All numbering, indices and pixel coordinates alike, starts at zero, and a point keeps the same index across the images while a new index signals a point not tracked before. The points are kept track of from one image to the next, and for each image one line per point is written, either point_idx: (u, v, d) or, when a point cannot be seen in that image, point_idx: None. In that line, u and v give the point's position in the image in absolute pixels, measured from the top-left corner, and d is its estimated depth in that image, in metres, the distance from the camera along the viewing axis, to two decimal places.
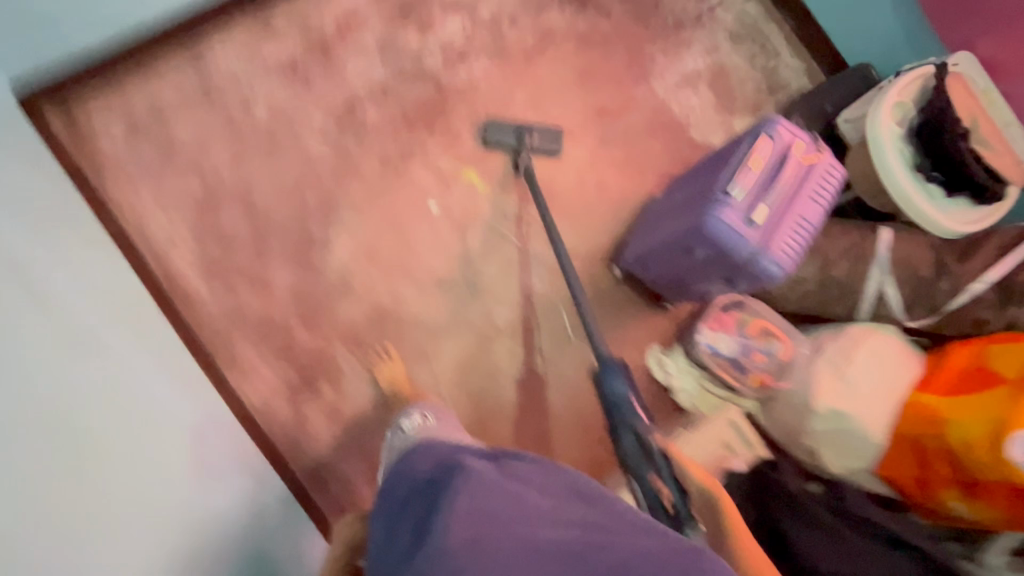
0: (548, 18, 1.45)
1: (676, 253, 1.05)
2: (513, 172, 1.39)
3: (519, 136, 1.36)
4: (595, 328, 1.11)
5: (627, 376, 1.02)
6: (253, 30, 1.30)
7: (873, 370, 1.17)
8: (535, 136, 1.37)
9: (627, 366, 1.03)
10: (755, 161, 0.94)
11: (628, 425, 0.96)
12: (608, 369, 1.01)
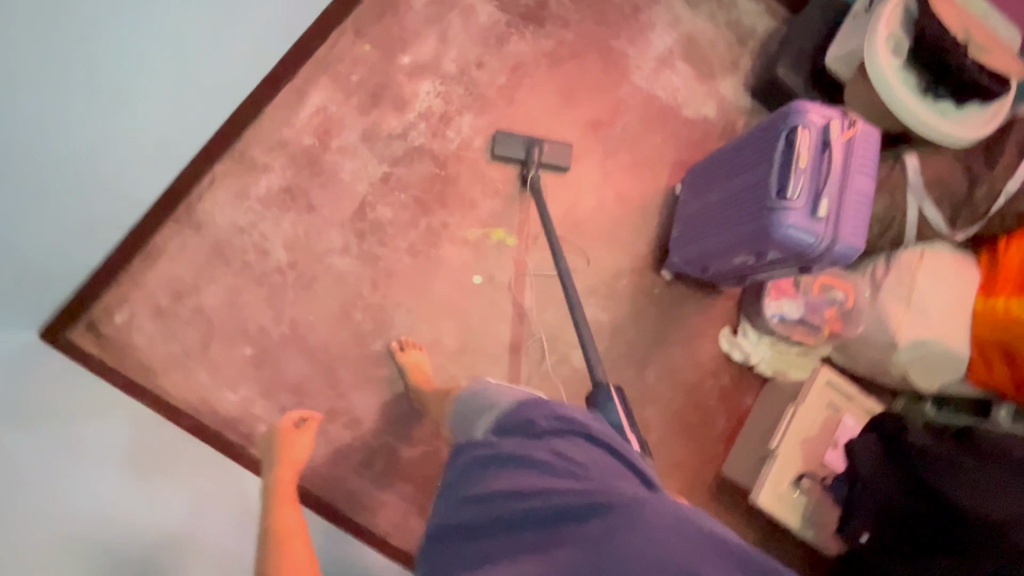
0: (512, 50, 1.41)
1: (741, 255, 1.08)
2: (521, 187, 1.37)
3: (528, 149, 1.34)
4: (591, 351, 1.09)
5: (621, 404, 0.98)
6: (238, 171, 1.24)
7: (936, 290, 1.22)
8: (545, 149, 1.34)
9: (620, 390, 1.00)
10: (801, 157, 0.95)
11: None
12: (602, 398, 0.98)
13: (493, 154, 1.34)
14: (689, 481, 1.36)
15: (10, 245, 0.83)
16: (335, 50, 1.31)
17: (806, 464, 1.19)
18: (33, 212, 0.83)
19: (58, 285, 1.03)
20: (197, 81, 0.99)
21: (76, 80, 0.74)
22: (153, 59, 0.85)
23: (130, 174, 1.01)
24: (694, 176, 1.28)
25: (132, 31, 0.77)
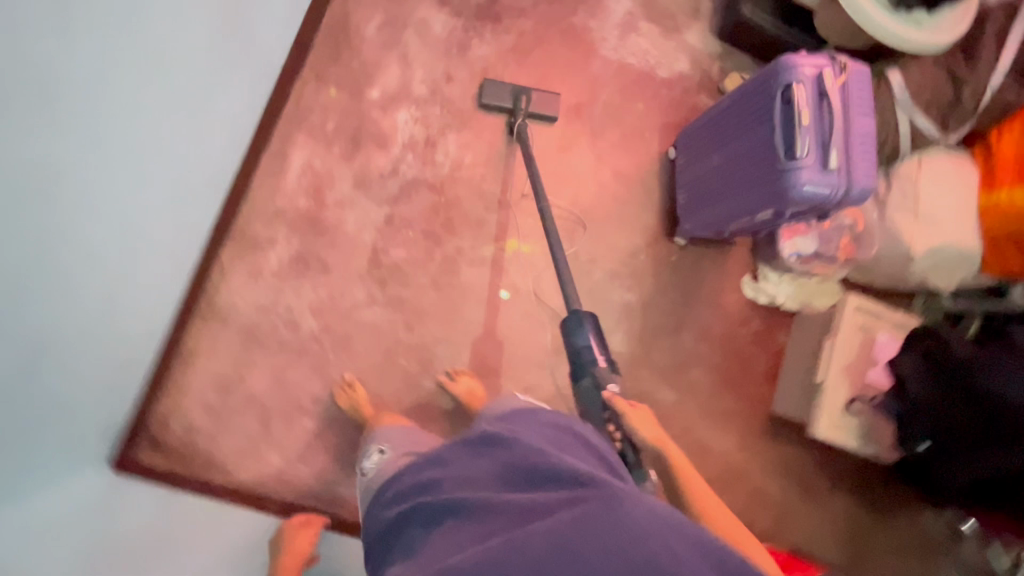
0: (476, 54, 1.37)
1: (753, 215, 1.10)
2: (510, 138, 1.36)
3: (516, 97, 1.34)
4: (564, 269, 1.15)
5: (592, 325, 1.08)
6: (245, 251, 1.22)
7: (940, 197, 1.25)
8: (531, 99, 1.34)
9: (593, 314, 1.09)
10: (803, 116, 0.96)
11: (587, 370, 1.03)
12: (574, 321, 1.07)
13: (483, 100, 1.33)
14: (745, 426, 1.44)
15: (66, 398, 0.84)
16: (302, 103, 1.26)
17: (854, 388, 1.26)
18: (78, 360, 0.84)
19: (112, 419, 1.04)
20: (181, 184, 0.98)
21: (80, 226, 0.75)
22: (139, 180, 0.85)
23: (147, 291, 1.00)
24: (691, 138, 1.29)
25: (110, 164, 0.76)
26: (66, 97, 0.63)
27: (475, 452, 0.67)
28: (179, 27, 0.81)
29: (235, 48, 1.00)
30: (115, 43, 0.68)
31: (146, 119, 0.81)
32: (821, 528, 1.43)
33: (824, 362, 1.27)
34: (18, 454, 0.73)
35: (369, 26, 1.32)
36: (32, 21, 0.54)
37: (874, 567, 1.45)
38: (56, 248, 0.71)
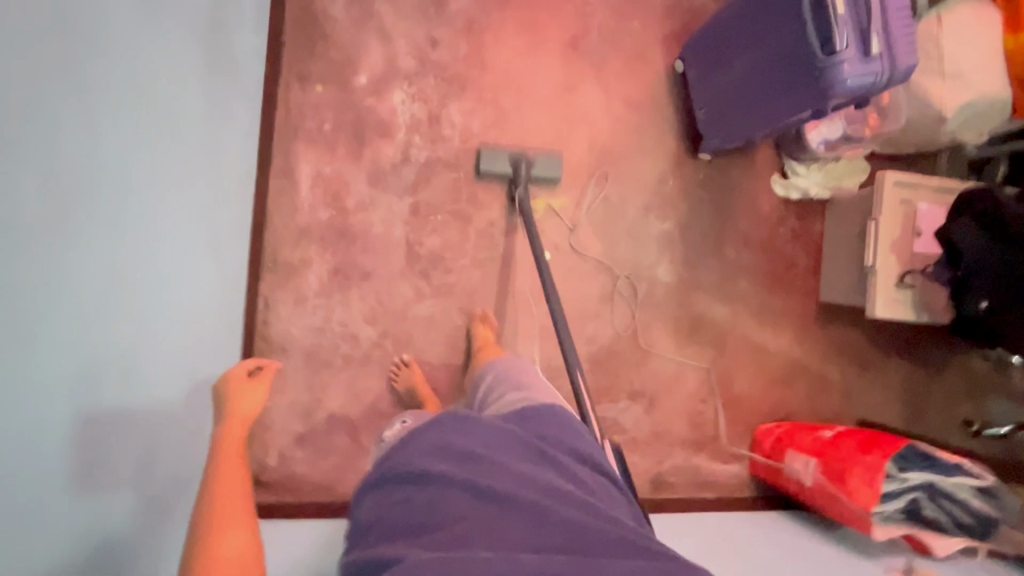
0: (455, 8, 1.26)
1: (788, 114, 1.03)
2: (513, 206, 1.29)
3: (516, 165, 1.25)
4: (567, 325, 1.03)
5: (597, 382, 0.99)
6: (283, 278, 1.19)
7: (965, 49, 1.21)
8: (532, 163, 1.24)
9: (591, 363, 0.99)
10: (836, 5, 0.91)
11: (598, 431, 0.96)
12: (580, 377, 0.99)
13: (479, 169, 1.25)
14: (799, 321, 1.47)
15: (159, 447, 0.82)
16: (292, 111, 1.19)
17: (903, 263, 1.28)
18: (155, 412, 0.82)
19: None
20: (202, 218, 0.93)
21: (125, 268, 0.71)
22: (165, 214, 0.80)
23: (203, 337, 0.98)
24: (703, 53, 1.23)
25: (133, 198, 0.72)
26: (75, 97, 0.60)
27: (486, 434, 0.67)
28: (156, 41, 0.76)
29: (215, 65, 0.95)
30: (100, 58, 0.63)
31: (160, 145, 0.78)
32: (879, 395, 1.53)
33: (871, 245, 1.28)
34: (122, 504, 0.71)
35: (336, 6, 1.21)
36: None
37: (932, 418, 1.55)
38: (106, 293, 0.67)
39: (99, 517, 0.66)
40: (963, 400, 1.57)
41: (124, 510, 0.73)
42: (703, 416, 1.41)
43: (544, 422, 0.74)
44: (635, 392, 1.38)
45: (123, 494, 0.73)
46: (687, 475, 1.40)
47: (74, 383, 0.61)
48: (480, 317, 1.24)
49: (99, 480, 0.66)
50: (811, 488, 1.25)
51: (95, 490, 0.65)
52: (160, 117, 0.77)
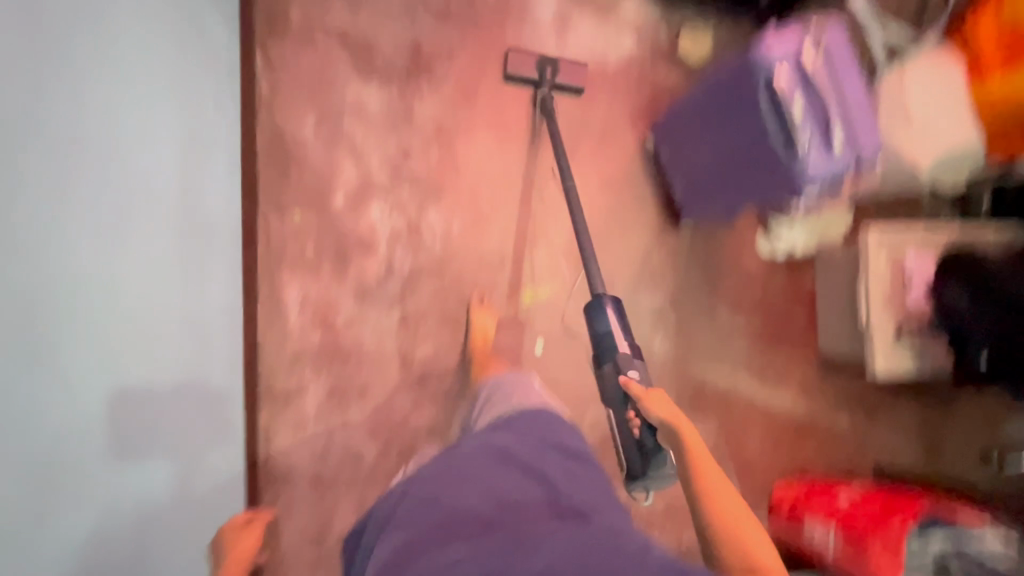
0: (423, 115, 1.29)
1: (757, 197, 1.05)
2: (535, 110, 1.34)
3: (541, 67, 1.31)
4: (593, 267, 1.14)
5: (615, 309, 1.07)
6: (282, 406, 1.20)
7: (930, 100, 1.21)
8: (558, 68, 1.31)
9: (615, 299, 1.07)
10: (794, 108, 0.91)
11: (609, 355, 1.01)
12: (596, 307, 1.07)
13: (507, 73, 1.31)
14: (801, 375, 1.47)
15: None
16: (273, 241, 1.20)
17: (896, 317, 1.27)
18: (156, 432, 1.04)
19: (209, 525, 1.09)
20: (195, 283, 1.08)
21: None
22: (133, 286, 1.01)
23: (211, 389, 1.11)
24: (669, 131, 1.24)
25: None
26: None
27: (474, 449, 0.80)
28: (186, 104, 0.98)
29: (202, 152, 1.09)
30: (46, 173, 0.91)
31: None
32: (890, 435, 1.50)
33: (863, 302, 1.28)
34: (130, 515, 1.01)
35: (306, 131, 1.23)
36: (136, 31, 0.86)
37: (952, 449, 1.51)
38: (36, 362, 0.91)
39: (91, 506, 0.97)
40: (987, 425, 1.51)
41: (130, 500, 1.01)
42: None
43: (534, 429, 0.87)
44: None
45: (151, 485, 1.03)
46: None
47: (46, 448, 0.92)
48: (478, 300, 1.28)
49: (115, 460, 0.99)
50: (835, 559, 1.23)
51: (109, 474, 0.99)
52: None
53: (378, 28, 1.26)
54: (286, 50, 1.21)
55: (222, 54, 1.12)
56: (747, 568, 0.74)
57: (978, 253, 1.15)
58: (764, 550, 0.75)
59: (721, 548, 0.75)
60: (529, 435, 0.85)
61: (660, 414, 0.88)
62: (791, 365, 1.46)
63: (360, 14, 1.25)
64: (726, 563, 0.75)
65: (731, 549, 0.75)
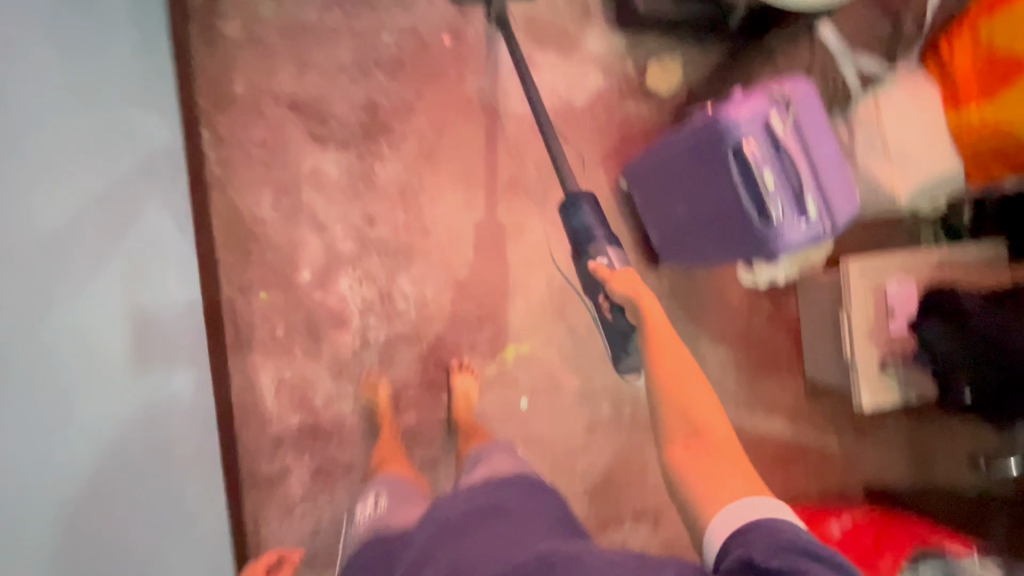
0: (386, 178, 1.23)
1: (734, 258, 1.02)
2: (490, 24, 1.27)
3: None
4: (559, 148, 1.06)
5: (593, 204, 1.01)
6: (267, 492, 1.18)
7: (907, 129, 1.15)
8: None
9: (593, 196, 1.02)
10: (767, 179, 0.88)
11: (589, 252, 0.97)
12: (574, 203, 1.00)
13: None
14: (789, 403, 1.46)
15: (148, 420, 0.91)
16: (241, 326, 1.17)
17: (882, 349, 1.26)
18: (131, 470, 0.85)
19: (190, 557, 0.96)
20: (156, 321, 0.96)
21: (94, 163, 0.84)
22: (88, 231, 0.81)
23: (178, 442, 0.98)
24: (641, 180, 1.19)
25: (101, 128, 0.86)
26: (100, 44, 0.86)
27: (447, 511, 0.78)
28: (148, 96, 0.99)
29: (157, 184, 1.00)
30: (61, 34, 0.77)
31: (140, 141, 0.96)
32: (878, 451, 1.51)
33: (847, 337, 1.27)
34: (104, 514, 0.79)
35: (264, 208, 1.18)
36: (120, 18, 0.93)
37: (938, 458, 1.52)
38: (50, 240, 0.73)
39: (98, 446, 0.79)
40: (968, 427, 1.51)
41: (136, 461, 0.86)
42: None
43: (510, 488, 0.83)
44: (639, 512, 1.37)
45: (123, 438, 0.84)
46: None
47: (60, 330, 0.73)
48: (457, 365, 1.24)
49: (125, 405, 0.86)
50: None
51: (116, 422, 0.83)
52: (139, 122, 0.96)
53: (330, 91, 1.21)
54: (233, 125, 1.17)
55: (156, 126, 1.02)
56: (690, 429, 0.69)
57: (962, 295, 1.12)
58: (709, 413, 0.70)
59: (663, 413, 0.71)
60: (500, 494, 0.81)
61: (626, 293, 0.87)
62: (778, 393, 1.46)
63: (309, 78, 1.20)
64: (665, 420, 0.71)
65: (672, 412, 0.70)
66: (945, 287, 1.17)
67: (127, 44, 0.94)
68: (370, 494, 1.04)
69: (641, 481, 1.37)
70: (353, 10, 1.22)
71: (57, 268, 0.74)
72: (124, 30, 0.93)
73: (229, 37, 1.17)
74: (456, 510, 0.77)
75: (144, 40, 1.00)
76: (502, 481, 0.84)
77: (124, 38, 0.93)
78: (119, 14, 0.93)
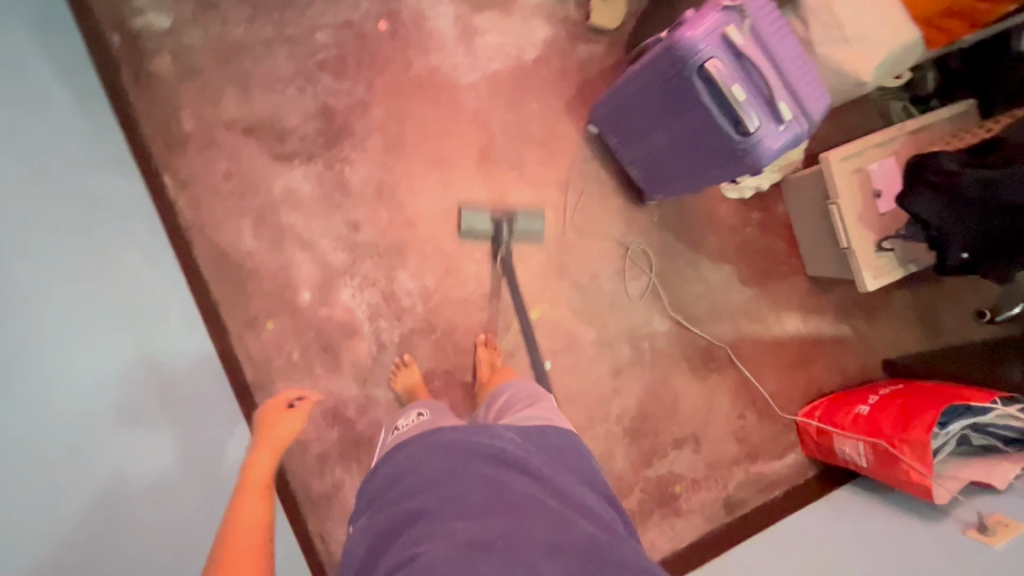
0: (359, 181, 1.21)
1: (718, 176, 1.02)
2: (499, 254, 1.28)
3: (497, 228, 1.25)
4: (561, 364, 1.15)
5: None
6: (325, 507, 1.21)
7: (861, 8, 1.14)
8: (514, 223, 1.25)
9: None
10: (738, 92, 0.87)
11: None
12: None
13: (462, 232, 1.24)
14: (797, 302, 1.50)
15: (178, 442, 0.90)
16: (256, 361, 1.17)
17: (875, 231, 1.29)
18: (166, 495, 0.83)
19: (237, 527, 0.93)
20: (158, 351, 0.94)
21: (48, 208, 0.80)
22: (56, 274, 0.78)
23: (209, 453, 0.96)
24: (611, 119, 1.17)
25: (47, 170, 0.82)
26: (23, 82, 0.82)
27: (504, 440, 0.73)
28: (90, 135, 0.95)
29: (126, 221, 0.97)
30: None
31: (93, 173, 0.92)
32: (892, 328, 1.56)
33: (840, 226, 1.29)
34: (133, 524, 0.77)
35: (246, 239, 1.17)
36: (41, 60, 0.88)
37: (947, 320, 1.57)
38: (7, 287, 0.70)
39: (119, 478, 0.77)
40: (965, 284, 1.58)
41: (169, 482, 0.85)
42: (746, 428, 1.46)
43: (554, 446, 0.79)
44: (679, 439, 1.42)
45: (150, 466, 0.83)
46: (752, 486, 1.46)
47: (41, 342, 0.73)
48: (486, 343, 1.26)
49: (153, 435, 0.85)
50: (870, 470, 1.30)
51: (143, 454, 0.82)
52: (86, 155, 0.92)
53: (280, 106, 1.17)
54: (193, 164, 1.14)
55: (112, 166, 0.98)
56: None
57: (942, 161, 1.15)
58: None
59: None
60: (554, 447, 0.79)
61: None
62: (785, 296, 1.49)
63: (256, 98, 1.16)
64: None
65: None
66: (928, 155, 1.19)
67: (59, 90, 0.90)
68: (408, 410, 0.96)
69: (673, 410, 1.41)
70: (281, 17, 1.17)
71: (23, 283, 0.72)
72: (49, 76, 0.88)
73: (163, 76, 1.13)
74: (518, 444, 0.74)
75: (76, 89, 0.96)
76: (549, 436, 0.81)
77: (50, 78, 0.88)
78: (37, 52, 0.87)
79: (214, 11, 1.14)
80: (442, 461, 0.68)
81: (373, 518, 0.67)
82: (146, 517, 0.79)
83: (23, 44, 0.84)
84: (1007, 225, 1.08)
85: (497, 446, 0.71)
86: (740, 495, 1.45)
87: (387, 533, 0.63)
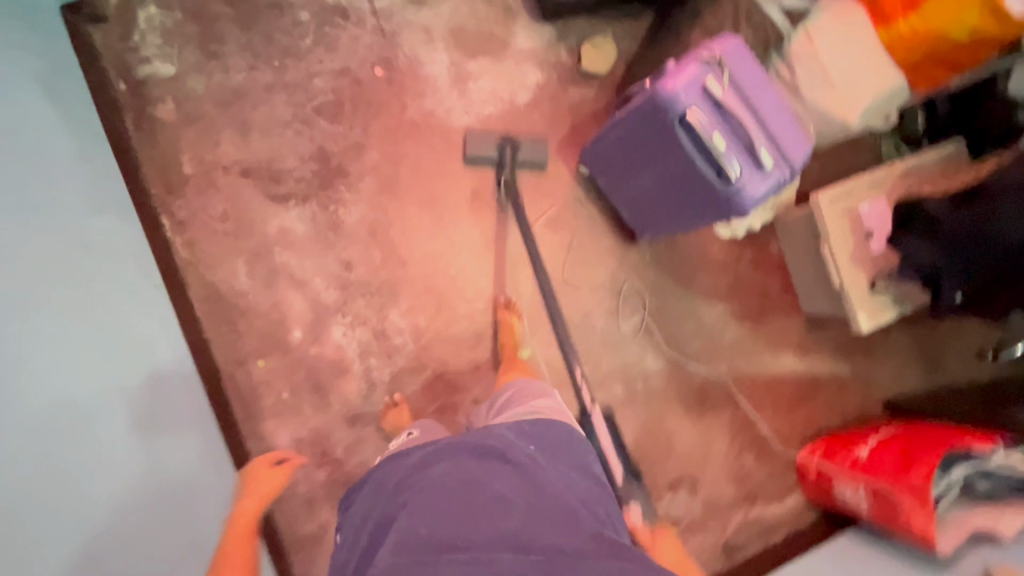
0: (353, 221, 1.23)
1: (704, 219, 1.03)
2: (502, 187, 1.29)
3: (502, 148, 1.26)
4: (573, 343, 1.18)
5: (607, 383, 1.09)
6: (312, 550, 1.19)
7: (843, 56, 1.17)
8: (518, 146, 1.27)
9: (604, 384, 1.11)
10: (717, 143, 0.89)
11: None
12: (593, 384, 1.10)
13: (468, 153, 1.26)
14: (793, 340, 1.49)
15: (163, 462, 0.89)
16: (246, 399, 1.18)
17: (868, 271, 1.28)
18: (149, 515, 0.83)
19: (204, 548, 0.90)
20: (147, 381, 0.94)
21: (41, 251, 0.81)
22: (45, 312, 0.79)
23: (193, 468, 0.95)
24: (598, 164, 1.18)
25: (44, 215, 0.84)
26: (27, 133, 0.85)
27: (492, 439, 0.73)
28: (91, 180, 0.98)
29: (120, 259, 0.99)
30: None
31: (91, 215, 0.95)
32: (894, 369, 1.54)
33: (832, 267, 1.29)
34: (115, 546, 0.76)
35: (240, 279, 1.18)
36: (46, 111, 0.91)
37: (951, 361, 1.55)
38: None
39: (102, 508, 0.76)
40: (968, 324, 1.56)
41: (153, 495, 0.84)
42: (744, 469, 1.43)
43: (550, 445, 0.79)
44: (674, 480, 1.39)
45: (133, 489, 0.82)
46: (751, 530, 1.42)
47: (26, 388, 0.72)
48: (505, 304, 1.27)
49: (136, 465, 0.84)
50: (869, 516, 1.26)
51: (125, 484, 0.81)
52: (85, 200, 0.94)
53: (278, 149, 1.21)
54: (191, 205, 1.17)
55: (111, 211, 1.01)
56: None
57: (930, 204, 1.15)
58: None
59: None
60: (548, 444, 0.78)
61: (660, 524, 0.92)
62: (781, 334, 1.48)
63: (255, 142, 1.20)
64: None
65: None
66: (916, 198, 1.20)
67: (64, 139, 0.94)
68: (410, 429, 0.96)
69: (668, 450, 1.39)
70: (281, 64, 1.22)
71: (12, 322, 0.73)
72: (54, 126, 0.92)
73: (166, 121, 1.17)
74: (507, 443, 0.73)
75: (80, 137, 0.99)
76: (545, 433, 0.80)
77: (53, 128, 0.92)
78: (43, 104, 0.91)
79: (217, 60, 1.19)
80: (423, 466, 0.68)
81: (366, 515, 0.68)
82: (129, 534, 0.78)
83: (28, 96, 0.88)
84: (992, 270, 1.06)
85: (481, 445, 0.71)
86: (739, 540, 1.41)
87: (375, 533, 0.64)
